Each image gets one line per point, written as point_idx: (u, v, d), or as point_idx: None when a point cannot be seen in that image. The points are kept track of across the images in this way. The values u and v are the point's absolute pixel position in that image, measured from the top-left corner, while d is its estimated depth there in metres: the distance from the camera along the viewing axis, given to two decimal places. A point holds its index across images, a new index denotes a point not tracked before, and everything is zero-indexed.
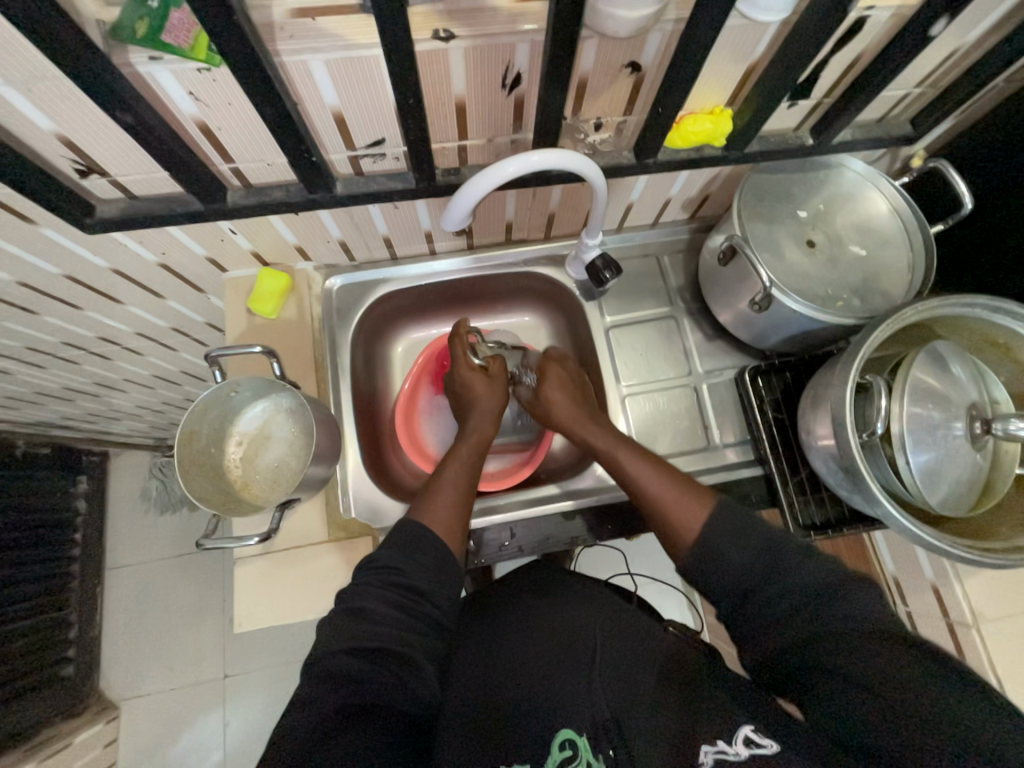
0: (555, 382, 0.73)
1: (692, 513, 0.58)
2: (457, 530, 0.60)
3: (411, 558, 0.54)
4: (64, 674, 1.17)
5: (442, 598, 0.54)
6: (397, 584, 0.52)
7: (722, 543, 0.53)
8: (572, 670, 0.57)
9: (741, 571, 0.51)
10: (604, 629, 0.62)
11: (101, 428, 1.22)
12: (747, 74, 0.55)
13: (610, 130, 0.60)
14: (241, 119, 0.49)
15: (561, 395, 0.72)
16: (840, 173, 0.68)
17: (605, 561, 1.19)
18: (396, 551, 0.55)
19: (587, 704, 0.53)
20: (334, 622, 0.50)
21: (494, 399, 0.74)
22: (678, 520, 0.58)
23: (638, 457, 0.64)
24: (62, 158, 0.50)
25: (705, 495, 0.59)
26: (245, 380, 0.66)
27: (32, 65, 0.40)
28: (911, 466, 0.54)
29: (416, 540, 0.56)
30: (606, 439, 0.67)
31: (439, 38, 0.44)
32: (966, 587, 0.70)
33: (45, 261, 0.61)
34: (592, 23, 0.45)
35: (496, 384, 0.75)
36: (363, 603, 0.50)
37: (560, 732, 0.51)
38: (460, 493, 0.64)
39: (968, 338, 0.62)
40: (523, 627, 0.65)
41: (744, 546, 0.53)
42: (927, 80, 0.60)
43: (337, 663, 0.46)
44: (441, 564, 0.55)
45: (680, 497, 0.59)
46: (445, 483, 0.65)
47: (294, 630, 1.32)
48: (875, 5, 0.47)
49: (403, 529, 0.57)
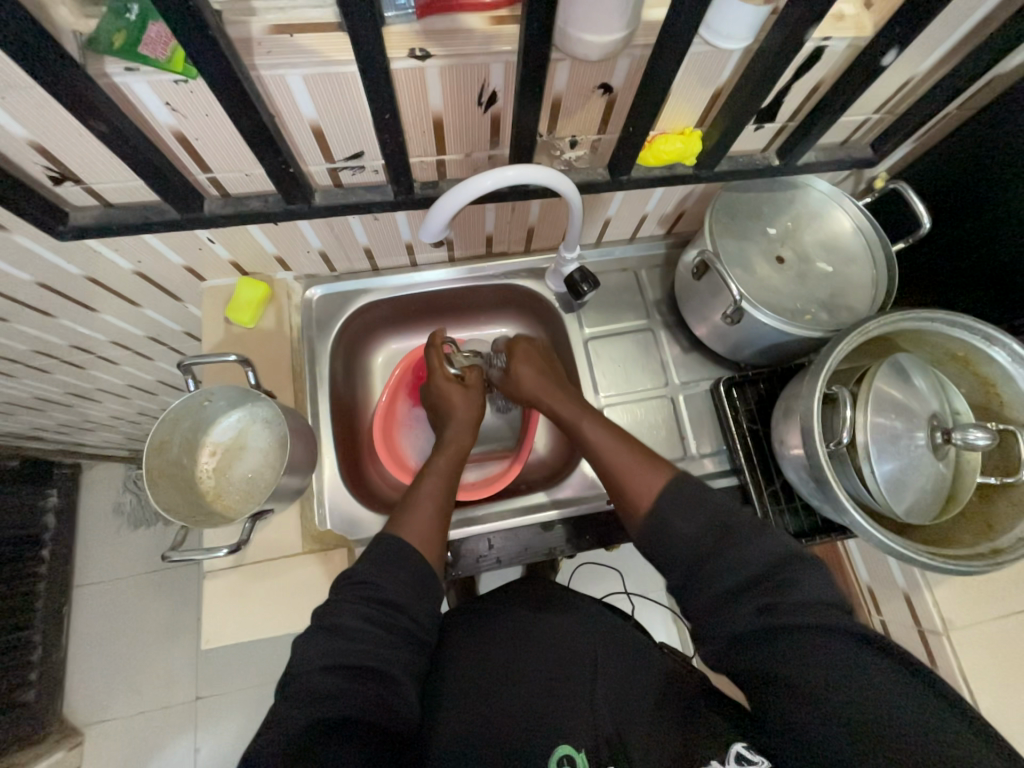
0: (525, 360, 0.75)
1: (643, 482, 0.58)
2: (435, 544, 0.60)
3: (390, 572, 0.53)
4: (26, 698, 1.12)
5: (423, 614, 0.53)
6: (374, 599, 0.51)
7: (671, 514, 0.54)
8: (575, 685, 0.57)
9: (688, 541, 0.52)
10: (603, 644, 0.62)
11: (74, 440, 1.18)
12: (715, 96, 0.57)
13: (585, 148, 0.62)
14: (219, 130, 0.50)
15: (529, 370, 0.74)
16: (806, 193, 0.71)
17: (603, 582, 1.19)
18: (373, 564, 0.54)
19: (590, 723, 0.52)
20: (310, 639, 0.48)
21: (471, 408, 0.75)
22: (630, 488, 0.59)
23: (599, 423, 0.66)
24: (36, 166, 0.50)
25: (661, 465, 0.60)
26: (220, 389, 0.65)
27: (6, 73, 0.40)
28: (875, 474, 0.55)
29: (392, 552, 0.55)
30: (571, 408, 0.68)
31: (415, 56, 0.45)
32: (936, 595, 0.72)
33: (16, 268, 0.61)
34: (563, 46, 0.47)
35: (472, 393, 0.76)
36: (340, 620, 0.49)
37: (559, 747, 0.51)
38: (438, 505, 0.63)
39: (930, 351, 0.65)
40: (512, 632, 0.64)
41: (694, 518, 0.53)
42: (884, 106, 0.63)
43: (315, 684, 0.45)
44: (418, 578, 0.54)
45: (636, 467, 0.60)
46: (422, 494, 0.64)
47: (269, 650, 1.28)
48: (831, 36, 0.50)
49: (379, 545, 0.56)
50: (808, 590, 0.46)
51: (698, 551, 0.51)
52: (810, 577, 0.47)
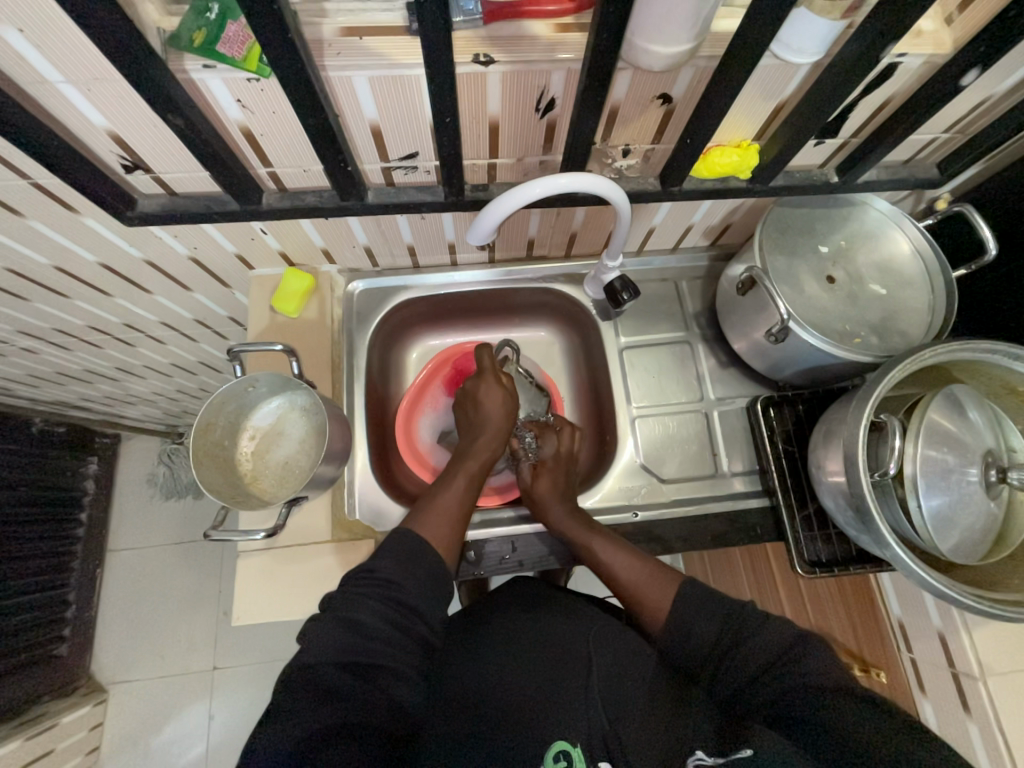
0: (547, 473, 0.74)
1: (661, 590, 0.60)
2: (453, 543, 0.62)
3: (409, 571, 0.55)
4: (58, 652, 1.18)
5: (433, 615, 0.54)
6: (392, 600, 0.52)
7: (693, 617, 0.55)
8: (566, 685, 0.57)
9: (708, 641, 0.54)
10: (593, 642, 0.63)
11: (116, 413, 1.24)
12: (776, 111, 0.56)
13: (637, 157, 0.61)
14: (283, 126, 0.51)
15: (548, 482, 0.73)
16: (863, 211, 0.68)
17: (597, 581, 1.20)
18: (394, 564, 0.55)
19: (583, 719, 0.54)
20: (323, 628, 0.49)
21: (504, 418, 0.74)
22: (651, 600, 0.59)
23: (612, 546, 0.65)
24: (111, 154, 0.53)
25: (671, 574, 0.61)
26: (263, 377, 0.67)
27: (93, 67, 0.43)
28: (922, 508, 0.53)
29: (412, 551, 0.56)
30: (586, 535, 0.67)
31: (479, 62, 0.46)
32: (974, 638, 0.69)
33: (82, 247, 0.64)
34: (627, 56, 0.46)
35: (511, 403, 0.75)
36: (357, 615, 0.50)
37: (555, 743, 0.52)
38: (462, 508, 0.65)
39: (986, 383, 0.62)
40: (512, 637, 0.65)
41: (708, 618, 0.55)
42: (955, 126, 0.61)
43: (324, 676, 0.46)
44: (434, 580, 0.56)
45: (653, 584, 0.60)
46: (445, 495, 0.65)
47: (283, 630, 1.31)
48: (906, 52, 0.48)
49: (400, 539, 0.58)
50: (815, 664, 0.48)
51: (711, 644, 0.53)
52: (815, 651, 0.49)
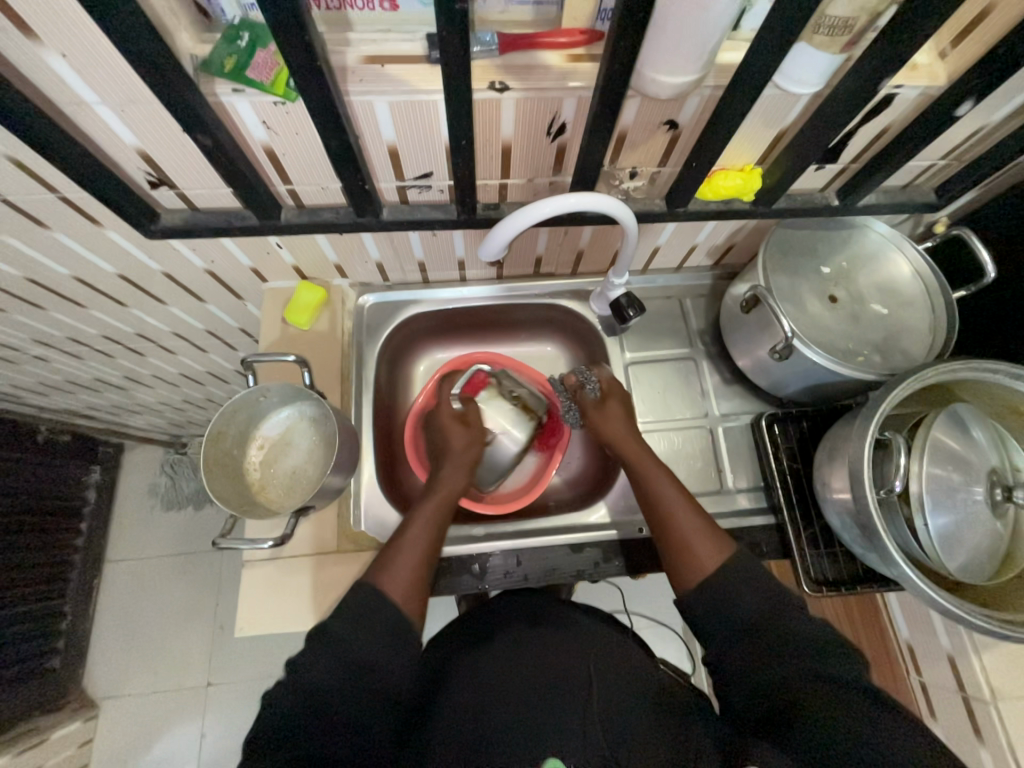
0: (616, 404, 0.73)
1: (709, 551, 0.58)
2: (418, 592, 0.58)
3: (362, 629, 0.52)
4: (50, 665, 1.16)
5: (396, 670, 0.52)
6: (349, 660, 0.50)
7: (740, 590, 0.54)
8: (563, 706, 0.58)
9: (749, 614, 0.53)
10: (596, 662, 0.63)
11: (121, 421, 1.24)
12: (778, 137, 0.58)
13: (644, 179, 0.63)
14: (306, 147, 0.54)
15: (620, 413, 0.72)
16: (864, 233, 0.70)
17: (602, 594, 1.20)
18: (347, 622, 0.52)
19: (579, 738, 0.55)
20: (282, 693, 0.48)
21: (467, 450, 0.73)
22: (699, 553, 0.58)
23: (679, 492, 0.63)
24: (138, 170, 0.55)
25: (724, 541, 0.59)
26: (275, 386, 0.68)
27: (128, 90, 0.45)
28: (929, 528, 0.53)
29: (366, 609, 0.53)
30: (656, 474, 0.65)
31: (494, 89, 0.48)
32: (984, 661, 0.68)
33: (102, 258, 0.66)
34: (636, 84, 0.49)
35: (471, 434, 0.75)
36: (313, 678, 0.48)
37: (548, 761, 0.53)
38: (427, 549, 0.61)
39: (988, 403, 0.62)
40: (513, 650, 0.65)
41: (755, 596, 0.53)
42: (951, 153, 0.63)
43: (285, 743, 0.46)
44: (393, 635, 0.53)
45: (706, 537, 0.59)
46: (407, 540, 0.61)
47: (282, 647, 1.29)
48: (903, 84, 0.51)
49: (355, 597, 0.54)
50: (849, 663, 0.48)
51: (750, 618, 0.52)
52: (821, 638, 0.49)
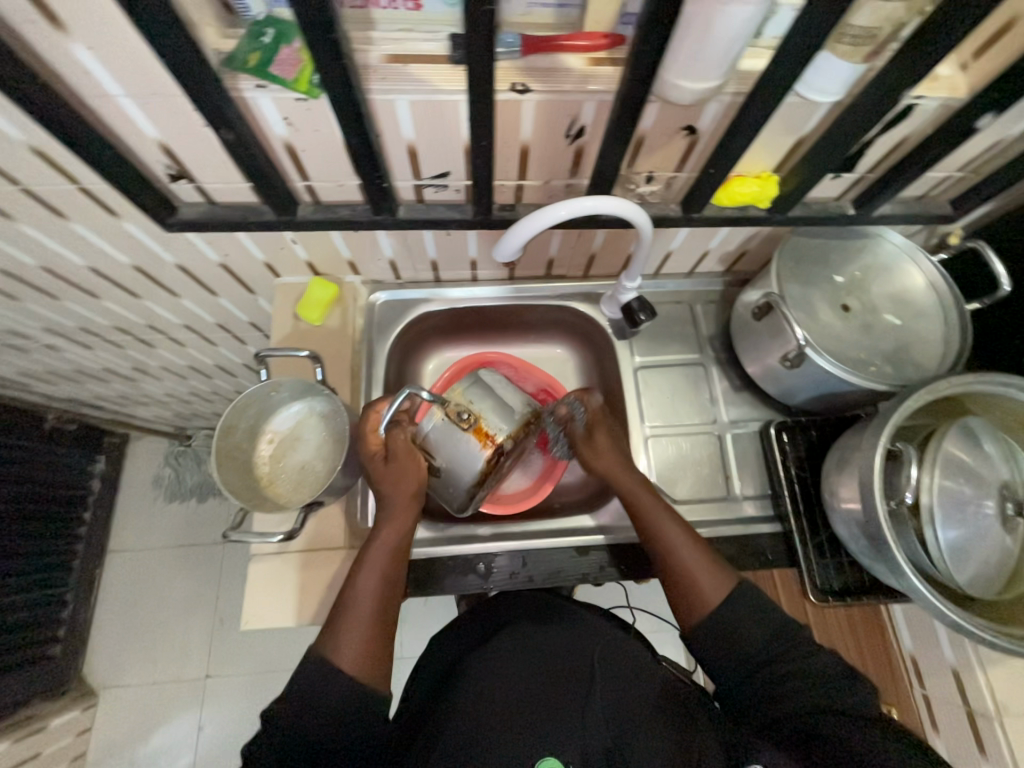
0: (603, 435, 0.71)
1: (710, 586, 0.57)
2: (376, 653, 0.55)
3: (312, 711, 0.51)
4: (52, 653, 1.17)
5: (358, 738, 0.51)
6: (304, 743, 0.50)
7: (742, 622, 0.55)
8: (570, 700, 0.60)
9: (755, 642, 0.54)
10: (601, 661, 0.64)
11: (127, 412, 1.25)
12: (796, 145, 0.58)
13: (660, 183, 0.63)
14: (326, 143, 0.54)
15: (609, 442, 0.70)
16: (878, 243, 0.70)
17: (605, 595, 1.20)
18: (299, 704, 0.51)
19: (579, 736, 0.57)
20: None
21: (401, 491, 0.63)
22: (698, 590, 0.57)
23: (678, 527, 0.61)
24: (158, 163, 0.56)
25: (726, 575, 0.58)
26: (286, 382, 0.69)
27: (153, 82, 0.45)
28: (939, 540, 0.53)
29: (315, 688, 0.52)
30: (652, 509, 0.63)
31: (515, 90, 0.48)
32: (989, 675, 0.68)
33: (118, 249, 0.66)
34: (657, 89, 0.49)
35: (405, 469, 0.64)
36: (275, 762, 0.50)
37: (543, 760, 0.55)
38: (377, 608, 0.57)
39: (1000, 416, 0.62)
40: (518, 645, 0.66)
41: (760, 624, 0.54)
42: (969, 165, 0.63)
43: None
44: (348, 708, 0.52)
45: (708, 571, 0.58)
46: (354, 605, 0.57)
47: (282, 640, 1.30)
48: (923, 95, 0.51)
49: (303, 677, 0.52)
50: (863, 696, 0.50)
51: (757, 646, 0.53)
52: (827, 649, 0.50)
